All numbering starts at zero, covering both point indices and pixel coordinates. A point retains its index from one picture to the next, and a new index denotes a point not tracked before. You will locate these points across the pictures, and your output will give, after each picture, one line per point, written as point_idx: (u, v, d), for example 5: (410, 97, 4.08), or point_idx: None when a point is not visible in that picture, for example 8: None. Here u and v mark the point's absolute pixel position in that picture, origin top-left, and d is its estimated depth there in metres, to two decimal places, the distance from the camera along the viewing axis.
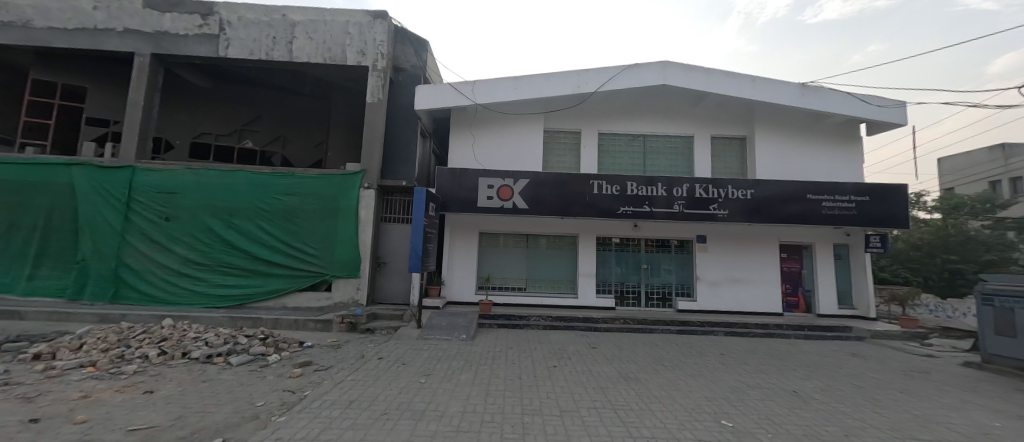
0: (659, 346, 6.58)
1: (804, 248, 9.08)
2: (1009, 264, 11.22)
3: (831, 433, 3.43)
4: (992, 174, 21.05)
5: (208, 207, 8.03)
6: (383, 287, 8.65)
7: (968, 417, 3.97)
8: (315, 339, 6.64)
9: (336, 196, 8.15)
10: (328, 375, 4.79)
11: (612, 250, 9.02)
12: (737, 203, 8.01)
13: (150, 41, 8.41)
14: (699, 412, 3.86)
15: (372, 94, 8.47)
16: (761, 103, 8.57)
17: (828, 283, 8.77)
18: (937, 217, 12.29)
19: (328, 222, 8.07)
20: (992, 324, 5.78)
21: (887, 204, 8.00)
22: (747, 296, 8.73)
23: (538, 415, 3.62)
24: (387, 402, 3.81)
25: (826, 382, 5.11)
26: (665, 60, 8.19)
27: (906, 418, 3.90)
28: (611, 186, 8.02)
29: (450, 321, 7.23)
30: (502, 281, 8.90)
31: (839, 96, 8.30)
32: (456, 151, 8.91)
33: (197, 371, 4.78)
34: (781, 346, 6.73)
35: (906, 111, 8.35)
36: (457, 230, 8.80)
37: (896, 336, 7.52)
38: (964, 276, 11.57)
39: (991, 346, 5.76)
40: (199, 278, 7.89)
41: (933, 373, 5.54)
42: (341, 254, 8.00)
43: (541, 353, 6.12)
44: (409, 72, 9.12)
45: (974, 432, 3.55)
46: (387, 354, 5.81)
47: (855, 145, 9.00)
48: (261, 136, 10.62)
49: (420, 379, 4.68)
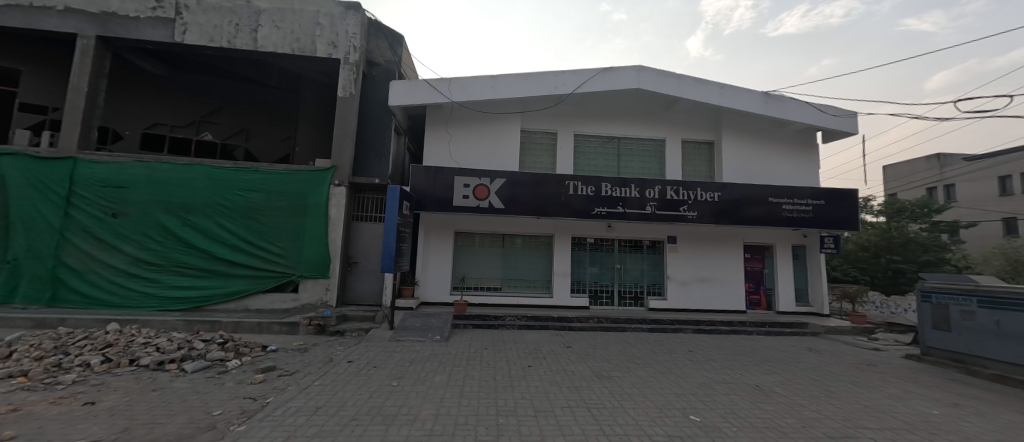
0: (631, 344, 6.73)
1: (765, 249, 9.54)
2: (942, 264, 12.28)
3: (790, 424, 3.62)
4: (929, 181, 23.07)
5: (161, 203, 7.49)
6: (354, 287, 8.37)
7: (911, 406, 4.30)
8: (279, 343, 6.33)
9: (304, 194, 7.82)
10: (293, 380, 4.57)
11: (586, 250, 9.14)
12: (706, 206, 8.32)
13: (95, 22, 7.77)
14: (670, 408, 3.97)
15: (344, 88, 8.18)
16: (727, 110, 8.95)
17: (786, 282, 9.27)
18: (882, 220, 13.30)
19: (295, 220, 7.73)
20: (931, 319, 6.29)
21: (839, 207, 8.56)
22: (714, 295, 9.09)
23: (512, 415, 3.59)
24: (356, 407, 3.68)
25: (785, 376, 5.39)
26: (640, 65, 8.37)
27: (857, 408, 4.17)
28: (586, 187, 8.13)
29: (424, 322, 7.10)
30: (477, 281, 8.83)
31: (798, 105, 8.81)
32: (432, 149, 8.77)
33: (146, 380, 4.42)
34: (744, 342, 7.05)
35: (856, 121, 8.99)
36: (432, 229, 8.65)
37: (848, 331, 8.03)
38: (906, 275, 12.53)
39: (930, 340, 6.24)
40: (150, 279, 7.33)
41: (880, 366, 5.96)
42: (310, 253, 7.68)
43: (516, 353, 6.11)
44: (383, 67, 8.90)
45: (915, 420, 3.84)
46: (357, 357, 5.62)
47: (811, 152, 9.59)
48: (223, 129, 10.02)
49: (391, 382, 4.56)
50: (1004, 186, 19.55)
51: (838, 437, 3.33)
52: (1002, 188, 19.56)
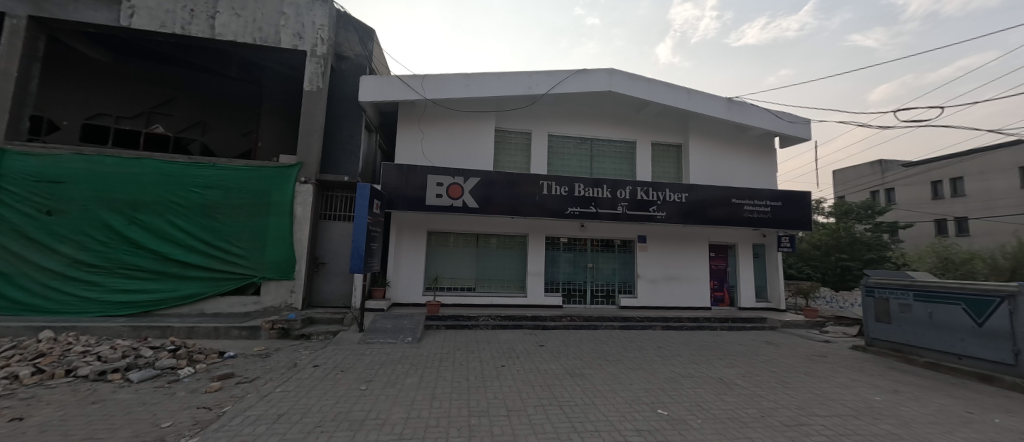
0: (603, 342, 6.86)
1: (728, 248, 9.99)
2: (884, 261, 13.30)
3: (750, 414, 3.79)
4: (872, 185, 25.04)
5: (105, 200, 6.90)
6: (321, 289, 8.06)
7: (857, 394, 4.62)
8: (238, 349, 5.98)
9: (267, 191, 7.45)
10: (253, 387, 4.32)
11: (560, 250, 9.24)
12: (674, 206, 8.62)
13: (27, 1, 7.08)
14: (639, 403, 4.07)
15: (311, 82, 7.87)
16: (694, 114, 9.32)
17: (747, 279, 9.75)
18: (832, 221, 14.25)
19: (256, 219, 7.35)
20: (874, 312, 6.79)
21: (794, 208, 9.13)
22: (682, 292, 9.44)
23: (485, 416, 3.56)
24: (321, 412, 3.53)
25: (746, 369, 5.66)
26: (612, 69, 8.56)
27: (810, 397, 4.43)
28: (560, 187, 8.21)
29: (395, 324, 6.94)
30: (451, 281, 8.72)
31: (758, 111, 9.30)
32: (404, 146, 8.60)
33: (84, 392, 4.04)
34: (709, 337, 7.35)
35: (809, 127, 9.60)
36: (404, 229, 8.47)
37: (802, 325, 8.55)
38: (852, 272, 13.46)
39: (873, 331, 6.74)
40: (90, 282, 6.73)
41: (830, 356, 6.38)
42: (273, 254, 7.32)
43: (489, 353, 6.07)
44: (353, 61, 8.64)
45: (861, 406, 4.13)
46: (324, 361, 5.40)
47: (769, 155, 10.15)
48: (177, 121, 9.39)
49: (360, 386, 4.40)
50: (936, 190, 21.47)
51: (794, 425, 3.52)
52: (935, 193, 21.45)
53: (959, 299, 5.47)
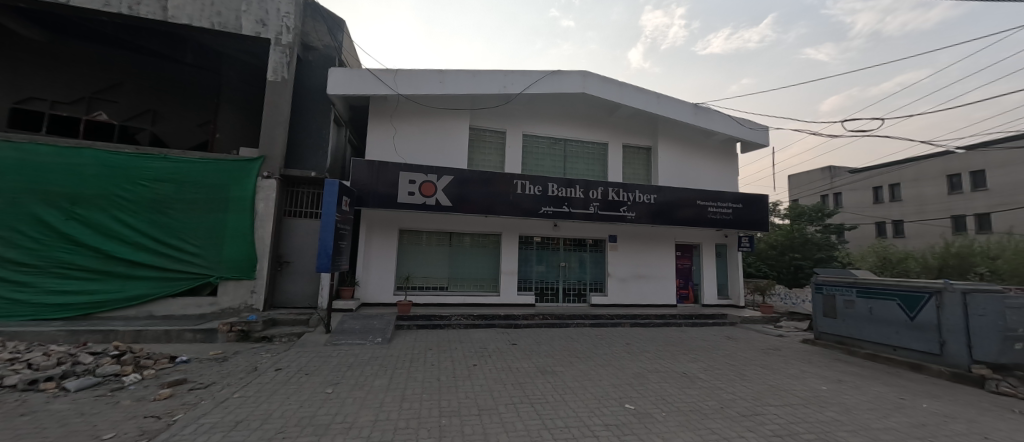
0: (573, 339, 6.99)
1: (694, 248, 10.42)
2: (832, 260, 14.33)
3: (710, 406, 3.98)
4: (822, 190, 26.90)
5: (37, 192, 6.26)
6: (285, 289, 7.73)
7: (806, 384, 4.96)
8: (192, 353, 5.61)
9: (225, 186, 7.04)
10: (208, 393, 4.08)
11: (533, 249, 9.32)
12: (643, 207, 8.90)
13: None
14: (607, 398, 4.18)
15: (275, 72, 7.51)
16: (662, 118, 9.65)
17: (710, 277, 10.22)
18: (787, 222, 15.18)
19: (214, 215, 6.94)
20: (823, 308, 7.30)
21: (753, 210, 9.66)
22: (650, 290, 9.76)
23: (455, 416, 3.54)
24: (283, 418, 3.38)
25: (708, 363, 5.94)
26: (585, 71, 8.69)
27: (764, 388, 4.72)
28: (534, 187, 8.27)
29: (364, 324, 6.76)
30: (423, 281, 8.60)
31: (722, 117, 9.76)
32: (375, 141, 8.38)
33: (10, 403, 3.66)
34: (675, 333, 7.65)
35: (767, 134, 10.19)
36: (375, 227, 8.26)
37: (759, 321, 9.07)
38: (804, 270, 14.35)
39: (822, 326, 7.23)
40: (18, 283, 6.09)
41: (783, 350, 6.81)
42: (231, 252, 6.94)
43: (461, 352, 6.03)
44: (321, 52, 8.33)
45: (809, 395, 4.43)
46: (287, 364, 5.17)
47: (731, 160, 10.68)
48: (123, 109, 8.64)
49: (326, 390, 4.25)
50: (877, 195, 23.32)
51: (749, 415, 3.73)
52: (876, 197, 23.28)
53: (895, 295, 5.97)
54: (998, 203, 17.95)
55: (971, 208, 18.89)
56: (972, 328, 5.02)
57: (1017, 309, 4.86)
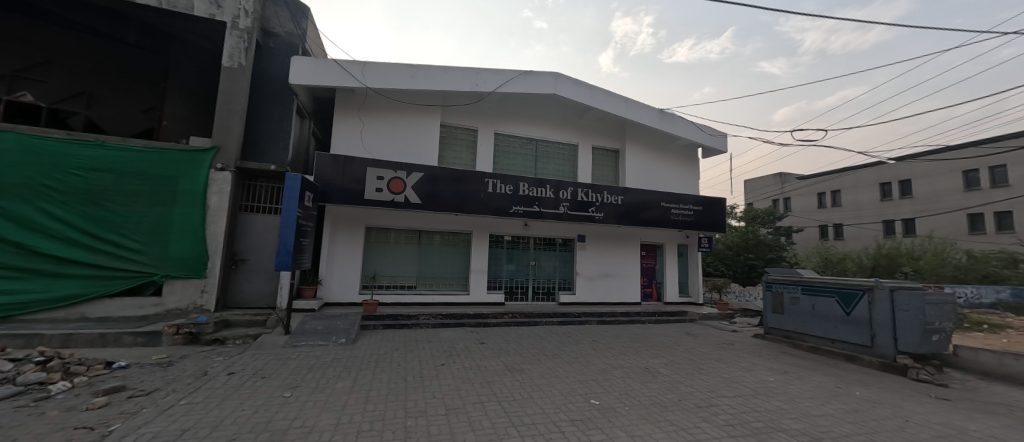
0: (542, 337, 7.09)
1: (657, 248, 10.84)
2: (781, 260, 15.39)
3: (670, 399, 4.16)
4: (773, 194, 28.73)
5: None
6: (239, 288, 7.32)
7: (756, 375, 5.31)
8: (132, 358, 5.18)
9: (172, 177, 6.55)
10: (149, 401, 3.78)
11: (503, 247, 9.35)
12: (611, 208, 9.16)
13: None
14: (573, 394, 4.27)
15: (231, 58, 7.06)
16: (629, 122, 9.97)
17: (672, 276, 10.69)
18: (743, 224, 16.13)
19: (159, 209, 6.43)
20: (772, 305, 7.81)
21: (713, 213, 10.19)
22: (616, 288, 10.07)
23: (421, 416, 3.50)
24: (235, 425, 3.19)
25: (668, 358, 6.22)
26: (557, 73, 8.81)
27: (718, 380, 5.00)
28: (505, 186, 8.29)
29: (327, 325, 6.52)
30: (390, 279, 8.41)
31: (685, 123, 10.24)
32: (341, 135, 8.10)
33: None
34: (639, 330, 7.95)
35: (724, 140, 10.78)
36: (340, 223, 7.99)
37: (716, 317, 9.60)
38: (757, 269, 15.31)
39: (771, 321, 7.75)
40: None
41: (736, 344, 7.25)
42: (179, 249, 6.48)
43: (429, 352, 5.95)
44: (282, 39, 7.93)
45: (758, 386, 4.75)
46: (241, 368, 4.89)
47: (692, 164, 11.21)
48: (52, 89, 7.69)
49: (283, 393, 4.06)
50: (821, 200, 25.24)
51: (705, 406, 3.93)
52: (820, 202, 25.21)
53: (835, 292, 6.49)
54: (922, 209, 19.99)
55: (899, 213, 20.93)
56: (898, 322, 5.56)
57: (935, 304, 5.42)
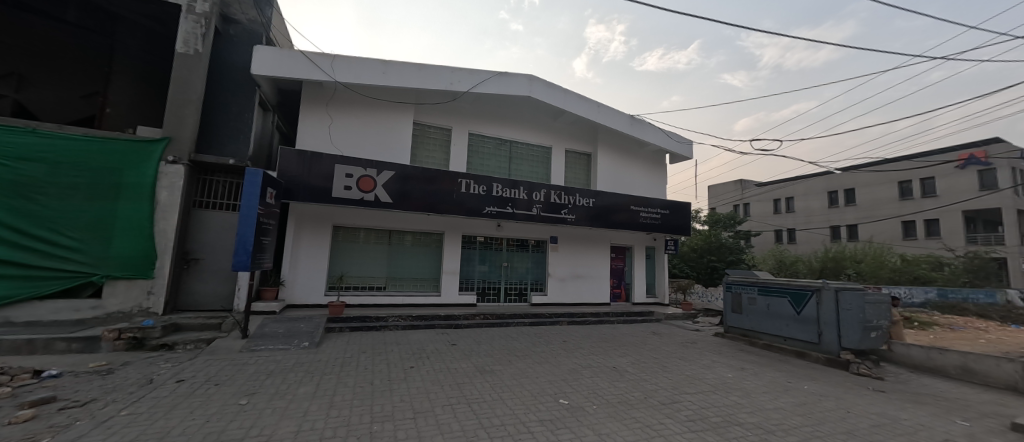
0: (512, 337, 7.13)
1: (627, 249, 11.16)
2: (741, 262, 16.23)
3: (635, 397, 4.30)
4: (733, 199, 29.73)
5: None
6: (192, 290, 6.88)
7: (715, 372, 5.58)
8: (66, 366, 4.74)
9: (117, 170, 6.06)
10: (85, 412, 3.47)
11: (475, 248, 9.30)
12: (583, 210, 9.34)
13: None
14: (542, 394, 4.33)
15: (187, 43, 6.63)
16: (602, 126, 10.22)
17: (640, 277, 11.04)
18: (706, 228, 16.86)
19: (100, 203, 5.92)
20: (732, 305, 8.22)
21: (679, 217, 10.62)
22: (586, 289, 10.27)
23: (388, 421, 3.42)
24: (184, 435, 3.00)
25: (635, 356, 6.41)
26: (532, 76, 8.87)
27: (680, 377, 5.21)
28: (478, 187, 8.26)
29: (289, 328, 6.24)
30: (358, 280, 8.15)
31: (653, 129, 10.61)
32: (308, 130, 7.79)
33: None
34: (608, 330, 8.15)
35: (690, 147, 11.26)
36: (305, 222, 7.67)
37: (680, 317, 9.99)
38: (719, 270, 16.05)
39: (730, 320, 8.17)
40: None
41: (698, 343, 7.58)
42: (123, 247, 6.01)
43: (397, 354, 5.82)
44: (244, 27, 7.54)
45: (717, 382, 5.00)
46: (192, 375, 4.58)
47: (660, 169, 11.64)
48: None
49: (239, 401, 3.85)
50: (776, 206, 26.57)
51: (668, 403, 4.09)
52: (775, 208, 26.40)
53: (788, 293, 6.92)
54: (864, 216, 21.73)
55: (844, 219, 22.65)
56: (842, 321, 6.02)
57: (874, 304, 5.90)
